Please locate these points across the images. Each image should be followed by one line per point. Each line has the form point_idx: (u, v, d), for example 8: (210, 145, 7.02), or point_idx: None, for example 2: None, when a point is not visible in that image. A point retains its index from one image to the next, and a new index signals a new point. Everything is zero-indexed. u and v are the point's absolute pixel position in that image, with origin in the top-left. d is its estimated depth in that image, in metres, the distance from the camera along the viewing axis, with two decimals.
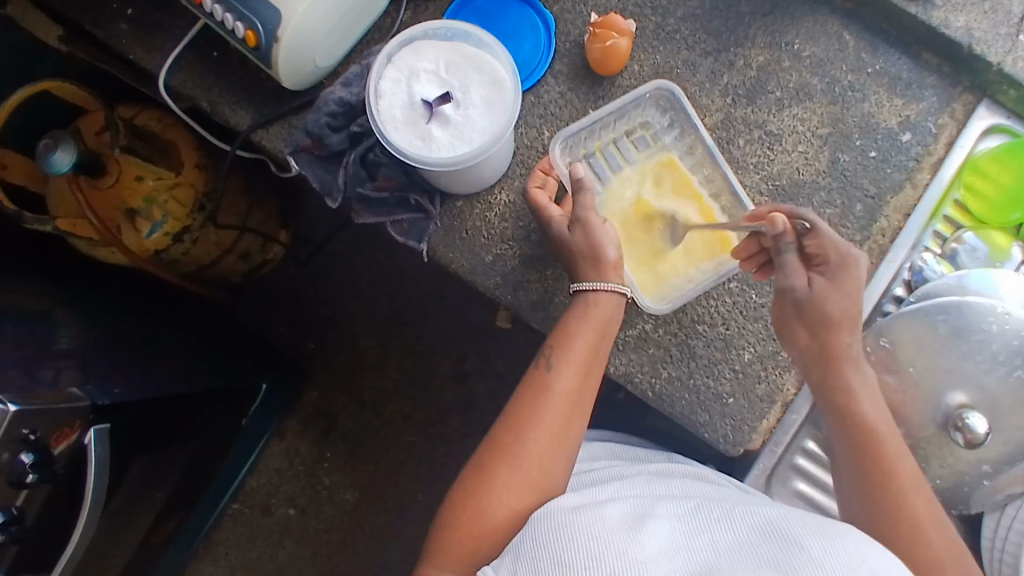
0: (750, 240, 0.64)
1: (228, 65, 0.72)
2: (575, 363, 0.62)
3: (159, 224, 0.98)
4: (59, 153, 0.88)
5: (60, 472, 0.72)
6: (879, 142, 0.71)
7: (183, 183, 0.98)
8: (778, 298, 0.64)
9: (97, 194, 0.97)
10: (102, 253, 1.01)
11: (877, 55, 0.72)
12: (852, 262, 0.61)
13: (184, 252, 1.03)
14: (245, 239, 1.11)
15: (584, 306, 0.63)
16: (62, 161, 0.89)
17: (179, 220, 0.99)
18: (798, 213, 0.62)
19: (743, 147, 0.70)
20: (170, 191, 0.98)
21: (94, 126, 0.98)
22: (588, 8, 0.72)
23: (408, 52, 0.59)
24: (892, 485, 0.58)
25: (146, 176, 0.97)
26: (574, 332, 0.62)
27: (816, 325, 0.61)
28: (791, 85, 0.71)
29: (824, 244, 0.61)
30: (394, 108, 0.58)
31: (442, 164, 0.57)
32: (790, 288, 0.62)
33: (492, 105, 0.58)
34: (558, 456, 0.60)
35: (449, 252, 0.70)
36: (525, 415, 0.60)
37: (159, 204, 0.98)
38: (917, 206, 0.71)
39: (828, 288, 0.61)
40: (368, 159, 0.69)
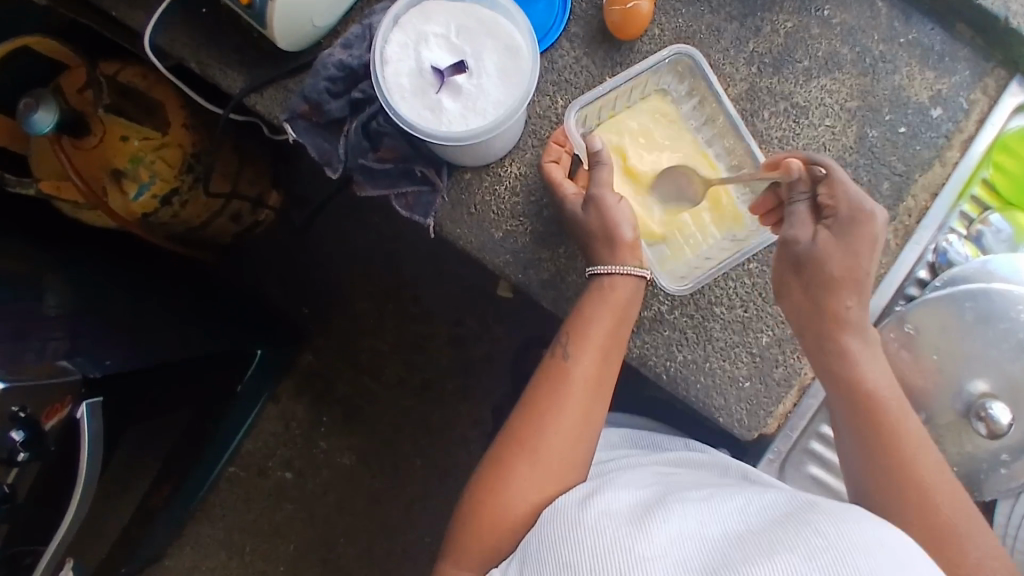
0: (767, 193, 0.62)
1: (217, 22, 0.67)
2: (593, 350, 0.59)
3: (146, 185, 0.93)
4: (41, 112, 0.84)
5: (52, 448, 0.70)
6: (909, 118, 0.67)
7: (170, 143, 0.93)
8: (779, 252, 0.60)
9: (81, 155, 0.92)
10: (86, 216, 0.97)
11: (910, 25, 0.68)
12: (862, 216, 0.56)
13: (172, 215, 0.98)
14: (234, 203, 1.07)
15: (601, 287, 0.60)
16: (45, 121, 0.84)
17: (167, 183, 0.94)
18: (814, 159, 0.58)
19: (767, 121, 0.67)
20: (157, 151, 0.92)
21: (75, 84, 0.93)
22: None
23: (416, 14, 0.54)
24: (893, 448, 0.55)
25: (131, 136, 0.92)
26: (592, 315, 0.60)
27: (815, 283, 0.58)
28: (820, 54, 0.67)
29: (836, 192, 0.57)
30: (401, 76, 0.53)
31: (456, 138, 0.53)
32: (791, 240, 0.59)
33: (507, 74, 0.54)
34: (577, 447, 0.58)
35: (456, 228, 0.66)
36: (543, 406, 0.58)
37: (146, 164, 0.93)
38: (945, 185, 0.67)
39: (830, 244, 0.57)
40: (370, 128, 0.65)
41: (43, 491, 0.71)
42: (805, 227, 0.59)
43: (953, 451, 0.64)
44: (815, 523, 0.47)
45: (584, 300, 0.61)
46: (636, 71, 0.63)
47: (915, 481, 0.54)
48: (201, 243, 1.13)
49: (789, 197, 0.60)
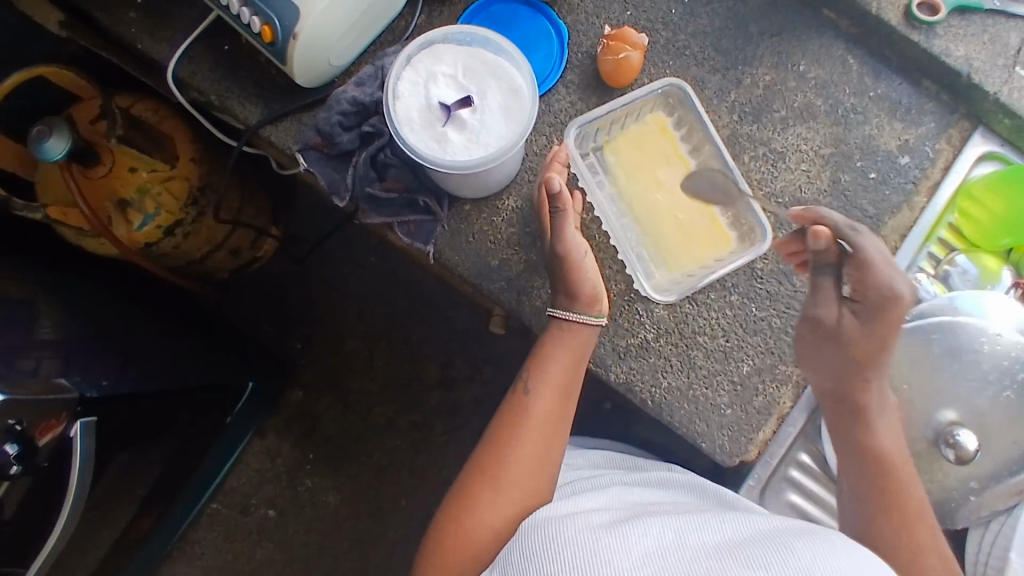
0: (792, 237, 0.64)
1: (238, 58, 0.72)
2: (551, 385, 0.65)
3: (150, 216, 0.97)
4: (53, 139, 0.87)
5: (43, 464, 0.69)
6: (878, 165, 0.73)
7: (178, 176, 0.97)
8: (806, 324, 0.63)
9: (89, 184, 0.95)
10: (90, 244, 1.00)
11: (879, 81, 0.74)
12: (893, 307, 0.58)
13: (174, 245, 1.02)
14: (236, 235, 1.11)
15: (559, 329, 0.65)
16: (56, 148, 0.87)
17: (171, 214, 0.98)
18: (841, 230, 0.59)
19: (747, 164, 0.72)
20: (164, 183, 0.97)
21: (87, 115, 0.97)
22: (601, 20, 0.73)
23: (427, 55, 0.59)
24: (899, 512, 0.60)
25: (140, 168, 0.96)
26: (551, 356, 0.65)
27: (844, 359, 0.61)
28: (796, 105, 0.73)
29: (864, 276, 0.58)
30: (410, 111, 0.58)
31: (459, 168, 0.57)
32: (819, 320, 0.61)
33: (508, 111, 0.58)
34: (538, 477, 0.62)
35: (454, 254, 0.70)
36: (506, 436, 0.63)
37: (152, 196, 0.96)
38: (913, 227, 0.73)
39: (853, 325, 0.60)
40: (378, 159, 0.69)
41: (32, 508, 0.72)
42: (828, 304, 0.61)
43: (925, 479, 0.67)
44: (786, 543, 0.49)
45: (546, 341, 0.66)
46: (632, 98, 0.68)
47: (906, 502, 0.60)
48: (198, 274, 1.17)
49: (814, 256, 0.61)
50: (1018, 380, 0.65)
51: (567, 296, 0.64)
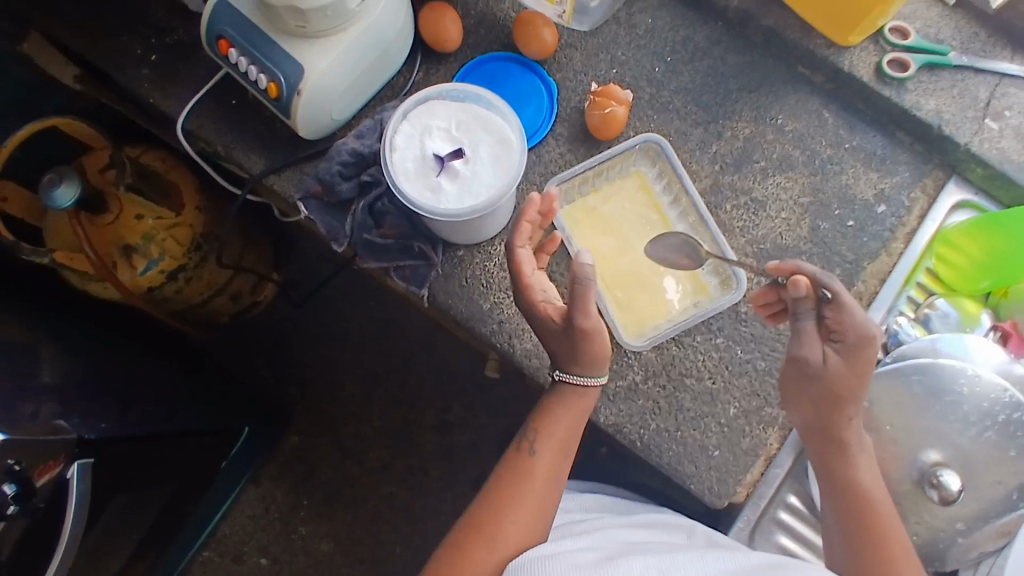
0: (768, 290, 0.68)
1: (244, 112, 0.76)
2: (553, 444, 0.66)
3: (154, 262, 1.00)
4: (63, 188, 0.90)
5: (40, 506, 0.69)
6: (856, 213, 0.76)
7: (183, 223, 1.01)
8: (790, 366, 0.64)
9: (95, 229, 0.98)
10: (93, 287, 1.02)
11: (854, 133, 0.77)
12: (870, 343, 0.60)
13: (176, 290, 1.05)
14: (238, 280, 1.14)
15: (563, 385, 0.66)
16: (65, 196, 0.90)
17: (174, 259, 1.01)
18: (822, 281, 0.62)
19: (729, 212, 0.75)
20: (169, 230, 1.00)
21: (96, 165, 1.01)
22: (589, 77, 0.77)
23: (422, 110, 0.63)
24: (876, 540, 0.60)
25: (146, 215, 0.99)
26: (555, 411, 0.66)
27: (823, 399, 0.62)
28: (775, 156, 0.76)
29: (843, 317, 0.61)
30: (406, 162, 0.61)
31: (449, 215, 0.59)
32: (803, 362, 0.62)
33: (499, 161, 0.61)
34: (529, 530, 0.62)
35: (448, 298, 0.72)
36: (505, 494, 0.64)
37: (157, 242, 0.99)
38: (892, 272, 0.75)
39: (841, 367, 0.61)
40: (375, 207, 0.72)
41: (25, 551, 0.72)
42: (814, 349, 0.62)
43: (914, 521, 0.67)
44: None
45: (551, 397, 0.67)
46: (609, 154, 0.74)
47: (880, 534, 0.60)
48: (199, 319, 1.19)
49: (795, 312, 0.63)
50: (1000, 421, 0.66)
51: (575, 358, 0.64)
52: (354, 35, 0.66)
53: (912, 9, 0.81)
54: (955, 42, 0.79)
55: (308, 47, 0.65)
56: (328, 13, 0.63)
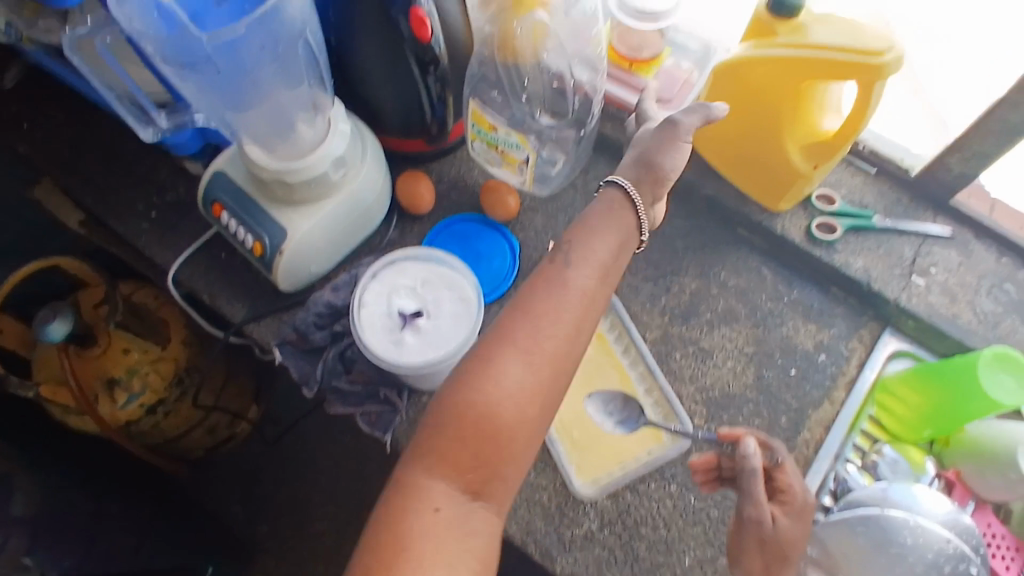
0: (709, 456, 0.70)
1: (232, 264, 0.82)
2: (595, 266, 0.61)
3: (135, 395, 1.03)
4: (55, 324, 0.94)
5: None
6: (798, 362, 0.81)
7: (167, 357, 1.05)
8: (740, 526, 0.63)
9: (82, 363, 1.02)
10: (73, 420, 1.05)
11: (792, 288, 0.84)
12: (808, 510, 0.64)
13: (153, 424, 1.07)
14: (216, 413, 1.16)
15: (488, 374, 0.53)
16: (57, 331, 0.94)
17: (155, 393, 1.04)
18: (770, 446, 0.68)
19: (679, 360, 0.80)
20: (153, 364, 1.04)
21: (92, 299, 1.05)
22: (549, 236, 0.85)
23: (391, 270, 0.69)
24: None
25: (132, 350, 1.03)
26: (477, 401, 0.52)
27: (772, 559, 0.62)
28: (719, 309, 0.83)
29: (790, 481, 0.65)
30: (374, 318, 0.67)
31: (410, 368, 0.64)
32: (755, 520, 0.62)
33: (459, 318, 0.67)
34: (504, 493, 0.53)
35: (411, 443, 0.75)
36: (542, 332, 0.56)
37: (140, 375, 1.03)
38: (835, 421, 0.79)
39: (790, 526, 0.62)
40: (345, 354, 0.77)
41: None
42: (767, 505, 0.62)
43: None
44: None
45: (472, 388, 0.53)
46: None
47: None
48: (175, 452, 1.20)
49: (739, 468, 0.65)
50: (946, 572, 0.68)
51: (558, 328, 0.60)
52: (336, 203, 0.74)
53: (836, 176, 0.87)
54: (879, 207, 0.85)
55: (294, 212, 0.73)
56: (312, 185, 0.71)
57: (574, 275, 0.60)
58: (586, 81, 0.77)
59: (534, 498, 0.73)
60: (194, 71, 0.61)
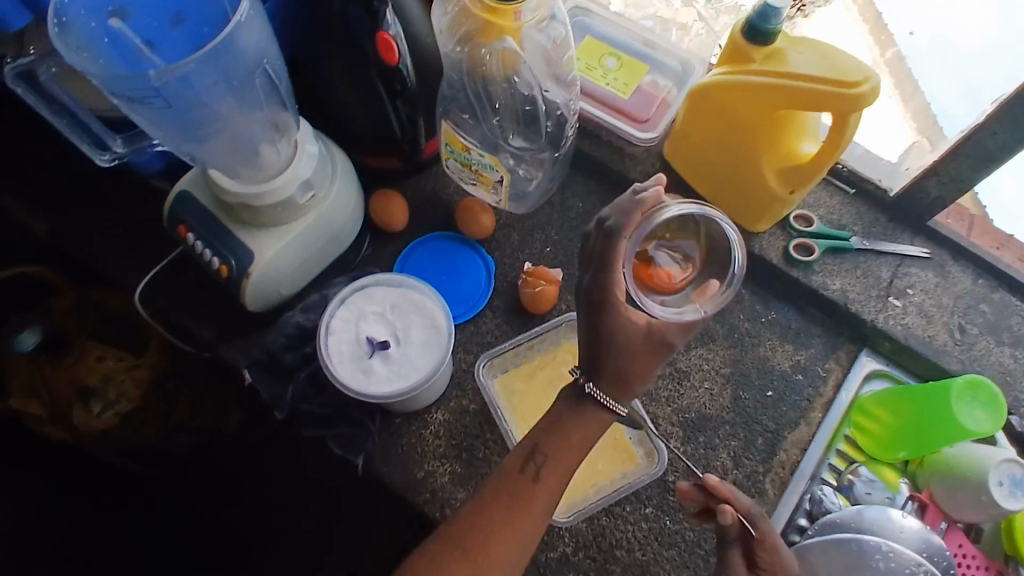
0: (695, 493, 0.66)
1: (199, 283, 0.81)
2: (604, 379, 0.61)
3: (112, 404, 1.00)
4: (24, 333, 0.98)
5: None
6: (774, 383, 0.81)
7: (142, 365, 1.00)
8: None
9: (58, 372, 0.99)
10: (54, 429, 1.05)
11: (769, 307, 0.84)
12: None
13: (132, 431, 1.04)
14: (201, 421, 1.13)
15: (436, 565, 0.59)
16: (26, 340, 0.98)
17: (130, 402, 1.00)
18: (751, 514, 0.63)
19: (655, 382, 0.79)
20: (128, 372, 1.00)
21: (63, 307, 1.04)
22: (524, 255, 0.84)
23: (359, 295, 0.68)
24: None
25: (107, 358, 1.00)
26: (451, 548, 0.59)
27: None
28: (697, 329, 0.82)
29: (775, 561, 0.62)
30: (342, 345, 0.65)
31: (379, 397, 0.63)
32: None
33: (428, 344, 0.66)
34: None
35: (384, 467, 0.74)
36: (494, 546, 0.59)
37: (116, 384, 1.00)
38: (812, 441, 0.79)
39: None
40: (316, 376, 0.76)
41: None
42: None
43: None
44: None
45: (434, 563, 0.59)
46: (537, 331, 0.79)
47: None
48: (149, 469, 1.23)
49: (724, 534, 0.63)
50: None
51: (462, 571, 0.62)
52: (303, 226, 0.73)
53: (814, 196, 0.88)
54: (856, 228, 0.86)
55: (261, 235, 0.72)
56: (278, 209, 0.70)
57: (544, 486, 0.61)
58: (558, 103, 0.77)
59: None
60: (145, 105, 0.57)
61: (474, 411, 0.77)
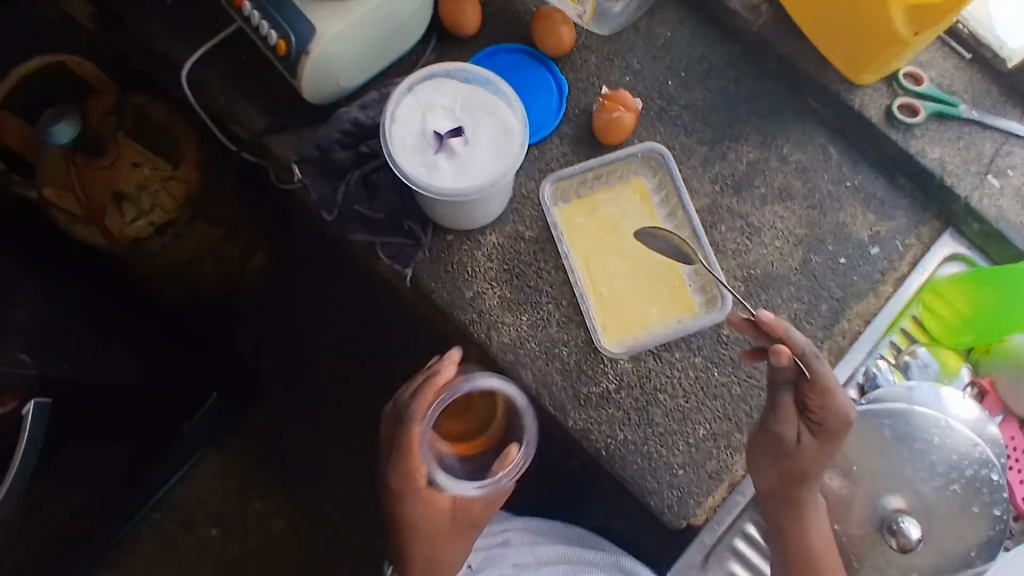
0: (747, 325, 0.63)
1: (251, 70, 0.75)
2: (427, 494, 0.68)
3: (146, 213, 1.00)
4: (61, 125, 0.92)
5: None
6: (849, 251, 0.75)
7: (179, 178, 1.01)
8: (761, 432, 0.63)
9: (90, 172, 0.97)
10: (82, 231, 1.01)
11: (856, 172, 0.77)
12: (844, 431, 0.61)
13: (165, 245, 1.05)
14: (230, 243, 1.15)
15: None
16: (63, 133, 0.92)
17: (166, 213, 1.01)
18: (808, 353, 0.59)
19: (724, 233, 0.74)
20: (164, 182, 1.00)
21: (100, 108, 0.99)
22: (600, 82, 0.77)
23: (428, 86, 0.62)
24: None
25: (143, 164, 0.99)
26: None
27: (787, 472, 0.62)
28: (776, 184, 0.76)
29: (826, 401, 0.60)
30: (406, 136, 0.61)
31: (442, 194, 0.59)
32: (777, 435, 0.62)
33: (498, 147, 0.61)
34: None
35: (431, 281, 0.71)
36: None
37: (151, 193, 1.00)
38: (877, 315, 0.74)
39: (812, 446, 0.61)
40: (369, 179, 0.72)
41: None
42: (791, 424, 0.61)
43: (870, 564, 0.66)
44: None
45: None
46: (612, 159, 0.74)
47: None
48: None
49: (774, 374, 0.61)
50: (966, 476, 0.66)
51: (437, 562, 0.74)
52: (372, 4, 0.65)
53: (926, 56, 0.80)
54: (967, 95, 0.79)
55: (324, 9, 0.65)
56: None
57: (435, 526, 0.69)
58: None
59: (554, 352, 0.70)
60: None
61: (529, 239, 0.72)
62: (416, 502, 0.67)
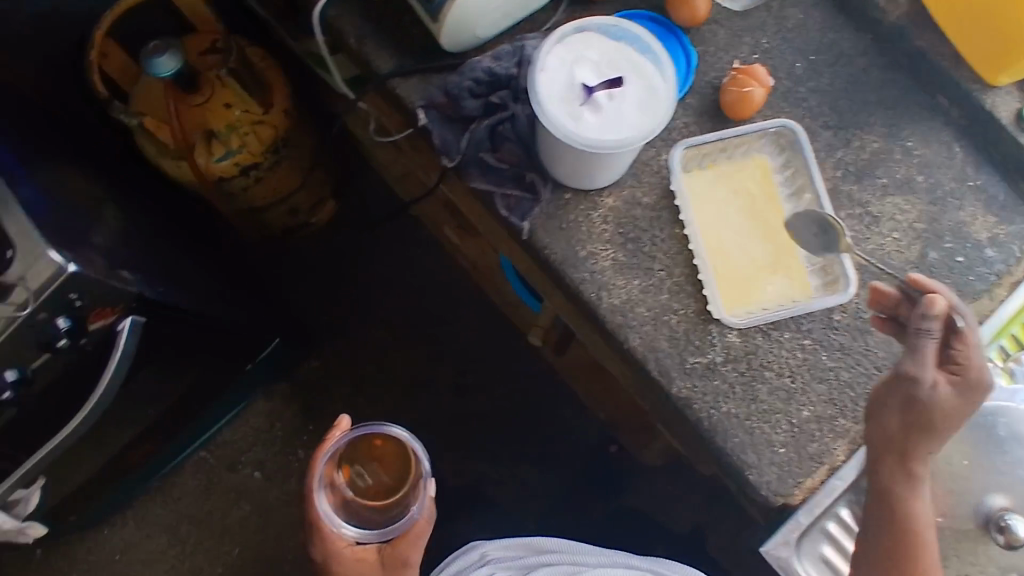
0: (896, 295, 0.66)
1: (384, 12, 0.75)
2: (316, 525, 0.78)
3: (232, 152, 1.00)
4: (166, 57, 0.90)
5: (88, 346, 0.75)
6: (966, 251, 0.74)
7: (269, 122, 1.01)
8: (896, 385, 0.63)
9: (186, 109, 0.97)
10: (169, 165, 1.02)
11: (979, 173, 0.76)
12: (981, 389, 0.63)
13: (245, 186, 1.06)
14: (302, 193, 1.17)
15: None
16: (166, 66, 0.90)
17: (252, 156, 1.01)
18: (958, 309, 0.63)
19: (843, 220, 0.73)
20: (254, 125, 1.00)
21: (199, 47, 1.01)
22: (729, 56, 0.76)
23: (578, 38, 0.62)
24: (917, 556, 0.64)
25: (236, 105, 0.99)
26: None
27: (913, 424, 0.63)
28: (898, 176, 0.75)
29: (970, 354, 0.63)
30: (555, 85, 0.61)
31: (588, 145, 0.59)
32: (917, 383, 0.62)
33: (645, 106, 0.61)
34: None
35: (546, 238, 0.71)
36: None
37: (239, 133, 1.00)
38: (989, 318, 0.74)
39: (950, 398, 0.62)
40: (495, 129, 0.72)
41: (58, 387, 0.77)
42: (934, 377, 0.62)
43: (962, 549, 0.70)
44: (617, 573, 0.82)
45: None
46: (743, 132, 0.74)
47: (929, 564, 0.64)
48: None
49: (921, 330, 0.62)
50: None
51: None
52: None
53: None
54: None
55: None
56: None
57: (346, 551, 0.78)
58: None
59: (662, 319, 0.70)
60: None
61: (647, 205, 0.72)
62: (340, 551, 0.78)
